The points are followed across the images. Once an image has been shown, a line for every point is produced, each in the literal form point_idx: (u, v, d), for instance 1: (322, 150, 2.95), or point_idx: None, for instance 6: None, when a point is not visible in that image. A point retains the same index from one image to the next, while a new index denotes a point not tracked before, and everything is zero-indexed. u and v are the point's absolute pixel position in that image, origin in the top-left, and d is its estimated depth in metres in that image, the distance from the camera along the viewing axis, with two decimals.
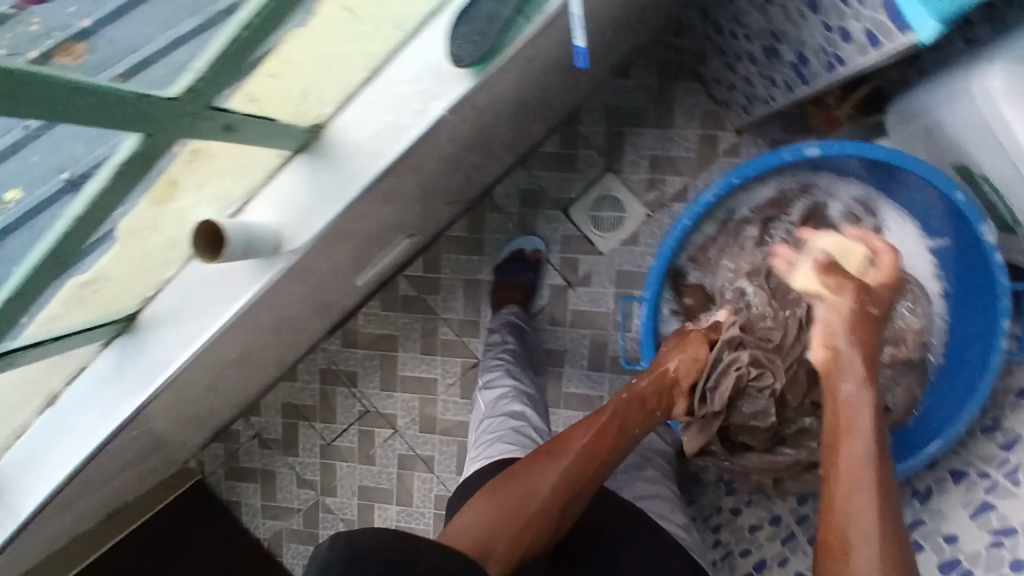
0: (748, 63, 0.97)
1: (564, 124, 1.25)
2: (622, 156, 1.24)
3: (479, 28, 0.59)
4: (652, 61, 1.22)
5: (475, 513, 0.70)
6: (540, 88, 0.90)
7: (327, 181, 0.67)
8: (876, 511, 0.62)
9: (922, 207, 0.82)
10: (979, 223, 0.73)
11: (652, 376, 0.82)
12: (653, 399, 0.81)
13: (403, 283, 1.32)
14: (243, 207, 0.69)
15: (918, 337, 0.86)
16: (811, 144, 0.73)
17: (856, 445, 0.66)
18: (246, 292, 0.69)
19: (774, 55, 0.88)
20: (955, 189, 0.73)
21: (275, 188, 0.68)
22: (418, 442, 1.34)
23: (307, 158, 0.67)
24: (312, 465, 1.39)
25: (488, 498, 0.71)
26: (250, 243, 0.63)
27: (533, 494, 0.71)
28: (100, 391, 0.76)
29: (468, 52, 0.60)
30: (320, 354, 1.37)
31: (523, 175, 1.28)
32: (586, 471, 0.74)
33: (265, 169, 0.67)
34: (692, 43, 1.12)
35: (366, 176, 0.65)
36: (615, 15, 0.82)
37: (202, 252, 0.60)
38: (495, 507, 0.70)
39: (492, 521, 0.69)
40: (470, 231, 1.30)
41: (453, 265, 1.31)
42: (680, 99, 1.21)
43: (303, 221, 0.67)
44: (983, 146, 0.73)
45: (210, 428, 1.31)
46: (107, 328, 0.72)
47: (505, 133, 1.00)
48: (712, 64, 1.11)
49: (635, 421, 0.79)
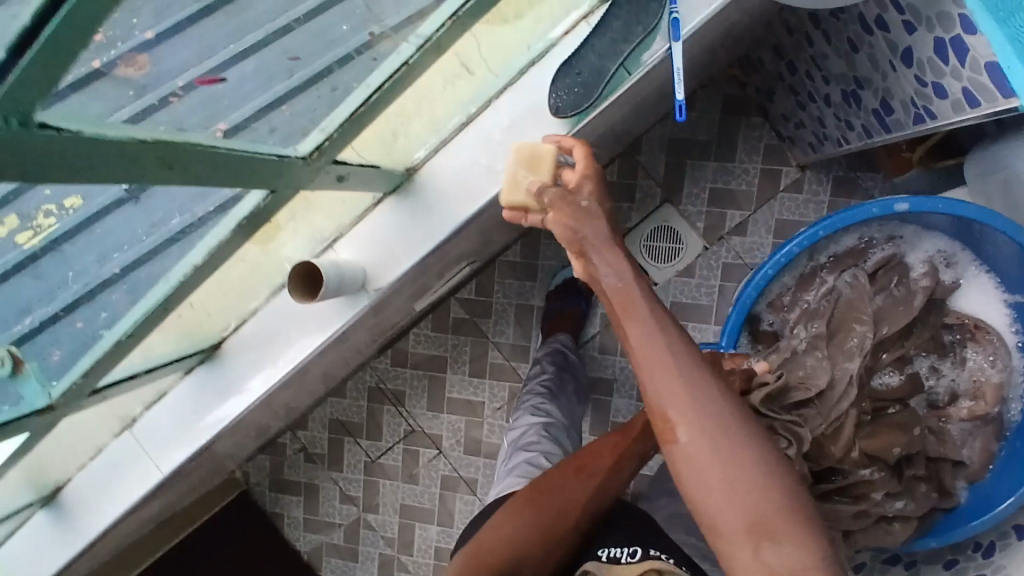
0: (823, 105, 0.96)
1: (624, 154, 1.25)
2: (681, 188, 1.23)
3: (583, 80, 0.61)
4: (717, 94, 1.21)
5: (501, 532, 0.70)
6: (615, 125, 0.90)
7: (418, 223, 0.67)
8: (720, 475, 0.51)
9: (1007, 263, 0.79)
10: None
11: None
12: None
13: (455, 305, 1.33)
14: (334, 245, 0.69)
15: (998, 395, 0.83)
16: (891, 200, 0.72)
17: (692, 432, 0.52)
18: (331, 326, 0.69)
19: (853, 100, 0.87)
20: None
21: (367, 227, 0.69)
22: (462, 463, 1.34)
23: (400, 199, 0.68)
24: (356, 481, 1.39)
25: (516, 516, 0.71)
26: (342, 282, 0.64)
27: (549, 515, 0.71)
28: (178, 415, 0.76)
29: (571, 104, 0.62)
30: (369, 372, 1.38)
31: None
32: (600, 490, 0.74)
33: (356, 209, 0.68)
34: (760, 78, 1.12)
35: (457, 218, 0.66)
36: (699, 58, 0.82)
37: (299, 289, 0.62)
38: (521, 526, 0.70)
39: (518, 541, 0.69)
40: (524, 256, 1.30)
41: (506, 289, 1.31)
42: (744, 132, 1.21)
43: (393, 260, 0.68)
44: None
45: (259, 441, 1.32)
46: (193, 356, 0.73)
47: None
48: (781, 100, 1.10)
49: None
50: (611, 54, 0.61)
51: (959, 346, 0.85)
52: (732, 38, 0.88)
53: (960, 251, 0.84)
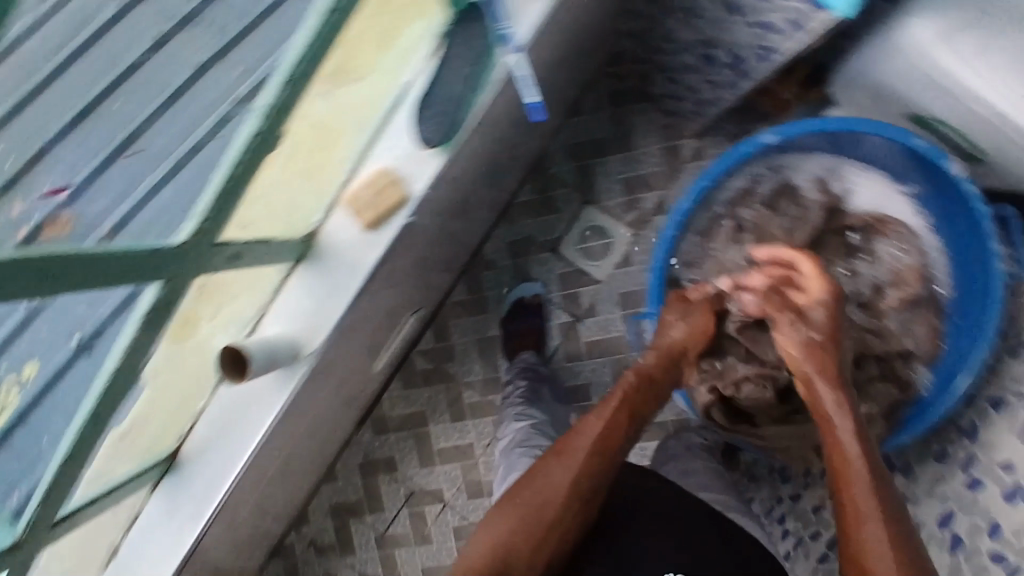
0: (689, 73, 1.02)
1: (534, 171, 1.30)
2: (596, 186, 1.28)
3: (440, 110, 0.65)
4: (601, 94, 1.28)
5: (490, 529, 0.70)
6: (506, 145, 0.95)
7: (335, 280, 0.70)
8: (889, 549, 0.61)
9: (885, 159, 0.84)
10: (943, 162, 0.76)
11: (658, 352, 0.80)
12: (660, 375, 0.79)
13: (419, 358, 1.34)
14: (260, 323, 0.72)
15: (925, 280, 0.86)
16: (753, 137, 0.77)
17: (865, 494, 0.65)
18: (276, 403, 0.72)
19: (710, 62, 0.93)
20: (909, 138, 0.76)
21: (285, 299, 0.71)
22: (468, 510, 1.32)
23: (309, 265, 0.71)
24: (372, 560, 1.36)
25: (508, 509, 0.70)
26: (272, 354, 0.67)
27: (542, 498, 0.70)
28: (158, 532, 0.77)
29: (435, 132, 0.66)
30: (356, 446, 1.38)
31: (507, 228, 1.32)
32: (597, 462, 0.72)
33: (269, 286, 0.71)
34: (633, 67, 1.18)
35: (366, 265, 0.69)
36: (558, 63, 0.87)
37: (230, 372, 0.65)
38: (516, 519, 0.69)
39: (514, 536, 0.68)
40: (471, 293, 1.33)
41: (462, 329, 1.33)
42: (636, 120, 1.26)
43: (317, 323, 0.70)
44: (922, 95, 0.76)
45: (264, 548, 1.30)
46: (151, 472, 0.73)
47: (483, 194, 1.05)
48: (656, 81, 1.16)
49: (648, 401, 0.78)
50: (458, 78, 0.65)
51: (869, 243, 0.88)
52: (585, 38, 0.94)
53: (843, 162, 0.88)
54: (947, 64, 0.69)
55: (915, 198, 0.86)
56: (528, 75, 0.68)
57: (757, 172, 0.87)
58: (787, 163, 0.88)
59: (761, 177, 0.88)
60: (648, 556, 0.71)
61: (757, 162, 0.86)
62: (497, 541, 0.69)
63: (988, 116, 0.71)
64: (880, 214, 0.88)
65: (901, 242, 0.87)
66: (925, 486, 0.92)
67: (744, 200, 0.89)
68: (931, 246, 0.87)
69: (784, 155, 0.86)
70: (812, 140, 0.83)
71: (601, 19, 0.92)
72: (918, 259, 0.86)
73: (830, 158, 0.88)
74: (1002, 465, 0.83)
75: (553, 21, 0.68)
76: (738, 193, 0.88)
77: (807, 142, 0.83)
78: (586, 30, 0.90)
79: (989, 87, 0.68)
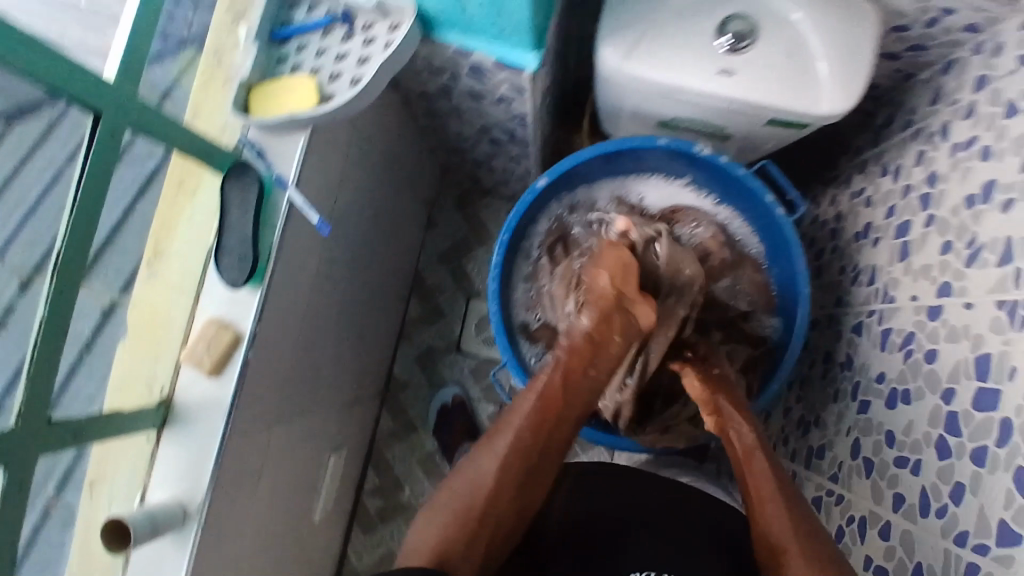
0: (494, 158, 1.17)
1: (415, 288, 1.40)
2: (473, 281, 1.39)
3: (238, 254, 0.74)
4: (448, 203, 1.41)
5: (426, 530, 0.70)
6: (351, 270, 1.05)
7: (201, 433, 0.75)
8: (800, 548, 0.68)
9: (653, 164, 0.94)
10: (692, 148, 0.87)
11: (592, 306, 0.76)
12: (601, 332, 0.75)
13: (370, 499, 1.35)
14: (145, 493, 0.74)
15: (737, 246, 0.96)
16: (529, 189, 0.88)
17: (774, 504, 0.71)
18: (181, 562, 0.74)
19: (497, 142, 1.07)
20: (655, 140, 0.87)
21: (162, 463, 0.75)
22: None
23: (175, 424, 0.76)
24: None
25: (438, 506, 0.71)
26: (155, 518, 0.70)
27: (480, 487, 0.70)
28: None
29: (239, 272, 0.74)
30: None
31: (409, 346, 1.39)
32: (534, 442, 0.72)
33: (144, 457, 0.75)
34: (461, 172, 1.33)
35: (225, 403, 0.75)
36: (364, 187, 1.00)
37: (114, 546, 0.67)
38: (450, 512, 0.70)
39: (448, 531, 0.68)
40: (397, 418, 1.37)
41: (401, 454, 1.36)
42: (486, 213, 1.40)
43: (197, 473, 0.74)
44: (647, 103, 0.88)
45: None
46: None
47: (357, 318, 1.13)
48: (483, 175, 1.31)
49: (584, 360, 0.74)
50: (244, 222, 0.75)
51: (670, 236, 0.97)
52: (388, 161, 1.07)
53: (623, 180, 0.98)
54: (645, 70, 0.80)
55: (693, 185, 0.97)
56: (303, 203, 0.76)
57: (555, 215, 0.97)
58: (579, 198, 0.98)
59: (561, 219, 0.97)
60: (638, 556, 0.77)
61: (549, 208, 0.96)
62: (437, 539, 0.68)
63: (700, 97, 0.81)
64: (671, 208, 0.97)
65: (695, 221, 0.95)
66: (836, 427, 0.95)
67: (554, 238, 0.97)
68: (723, 217, 0.97)
69: (572, 192, 0.97)
70: (586, 172, 0.94)
71: (394, 141, 1.06)
72: (716, 227, 0.95)
73: (611, 180, 0.98)
74: (878, 378, 0.88)
75: (318, 154, 0.80)
76: (549, 238, 0.97)
77: (583, 174, 0.94)
78: (383, 154, 1.03)
79: (685, 74, 0.79)
